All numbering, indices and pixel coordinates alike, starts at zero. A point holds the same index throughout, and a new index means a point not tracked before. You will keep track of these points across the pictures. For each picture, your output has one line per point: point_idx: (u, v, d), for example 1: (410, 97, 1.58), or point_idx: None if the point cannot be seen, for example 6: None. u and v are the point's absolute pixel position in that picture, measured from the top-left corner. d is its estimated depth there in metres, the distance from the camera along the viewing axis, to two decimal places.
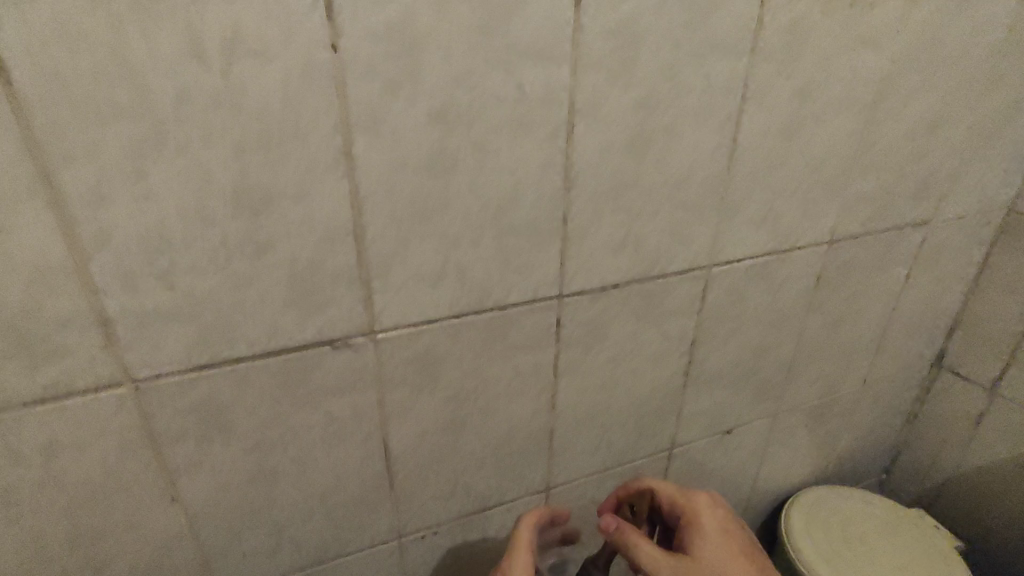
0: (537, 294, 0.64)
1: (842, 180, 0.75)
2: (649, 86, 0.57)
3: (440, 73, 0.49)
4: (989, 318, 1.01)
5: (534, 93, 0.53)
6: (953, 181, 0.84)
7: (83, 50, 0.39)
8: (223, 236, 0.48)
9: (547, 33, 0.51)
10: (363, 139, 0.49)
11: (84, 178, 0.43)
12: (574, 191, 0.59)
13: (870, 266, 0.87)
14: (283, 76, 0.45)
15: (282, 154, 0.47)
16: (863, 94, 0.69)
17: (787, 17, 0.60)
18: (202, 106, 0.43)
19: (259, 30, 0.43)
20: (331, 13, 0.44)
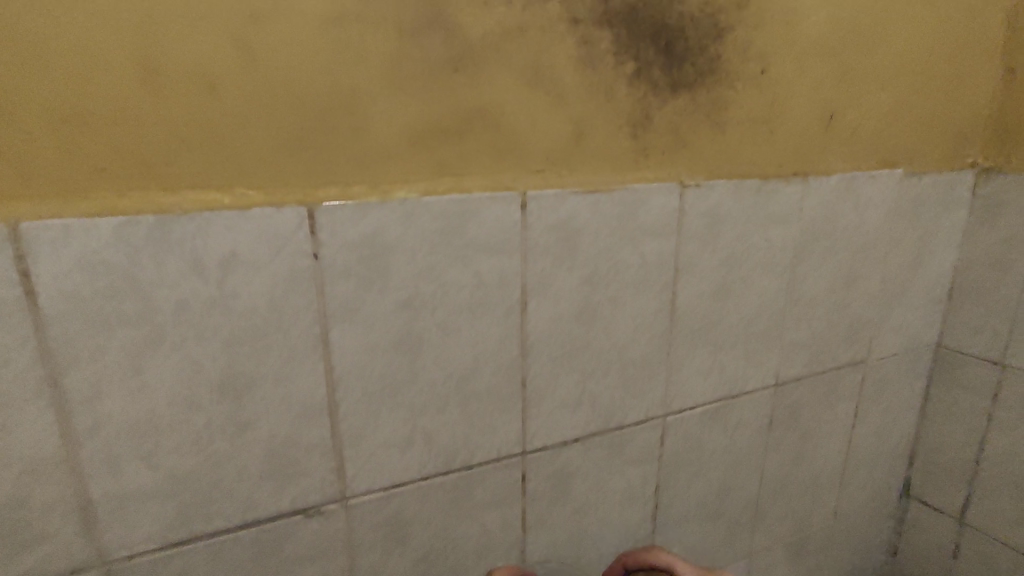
0: (501, 452, 0.68)
1: (776, 331, 0.83)
2: (590, 266, 0.66)
3: (407, 270, 0.57)
4: (942, 447, 1.06)
5: (490, 279, 0.61)
6: (879, 325, 0.93)
7: (101, 274, 0.47)
8: (206, 419, 0.53)
9: (498, 232, 0.60)
10: (338, 328, 0.56)
11: (85, 378, 0.48)
12: (530, 357, 0.66)
13: (818, 404, 0.93)
14: (271, 282, 0.52)
15: (265, 345, 0.53)
16: (781, 259, 0.79)
17: (705, 205, 0.71)
18: (198, 311, 0.50)
19: (252, 248, 0.51)
20: (314, 232, 0.53)
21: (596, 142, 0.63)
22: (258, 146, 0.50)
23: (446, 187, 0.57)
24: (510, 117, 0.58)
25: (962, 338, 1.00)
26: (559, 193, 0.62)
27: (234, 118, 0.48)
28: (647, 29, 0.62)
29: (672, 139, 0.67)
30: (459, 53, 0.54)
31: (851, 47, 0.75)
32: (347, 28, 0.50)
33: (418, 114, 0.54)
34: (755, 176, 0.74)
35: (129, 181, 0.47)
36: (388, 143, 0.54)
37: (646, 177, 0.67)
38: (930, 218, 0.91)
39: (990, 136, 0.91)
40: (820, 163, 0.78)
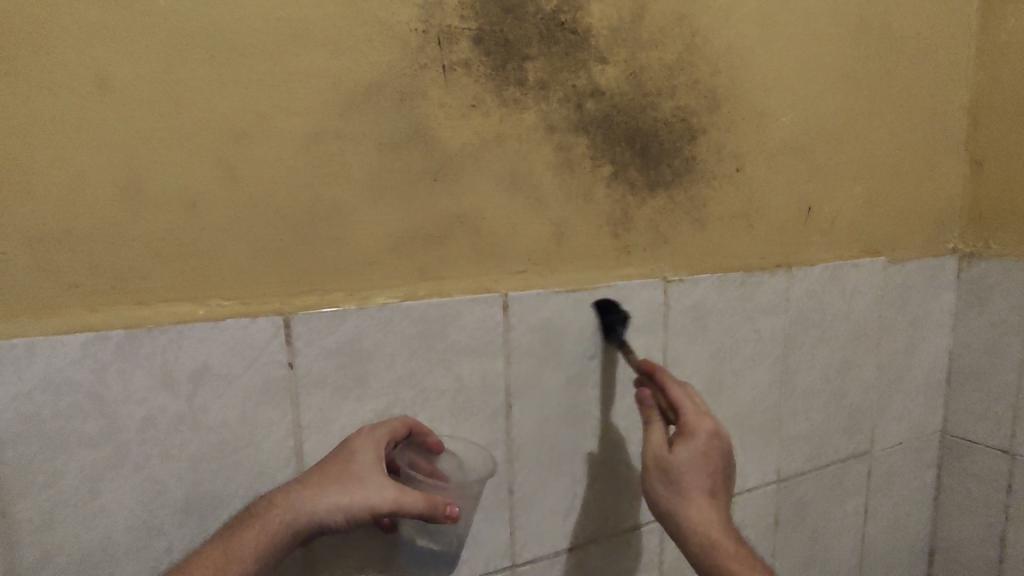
0: (487, 567, 0.63)
1: (773, 424, 0.80)
2: (576, 364, 0.65)
3: (387, 377, 0.56)
4: (963, 543, 0.99)
5: (472, 382, 0.59)
6: (879, 413, 0.91)
7: (64, 393, 0.45)
8: (167, 543, 0.49)
9: (480, 334, 0.59)
10: (313, 440, 0.53)
11: (38, 504, 0.45)
12: (516, 461, 0.63)
13: (824, 499, 0.88)
14: (243, 394, 0.51)
15: (235, 461, 0.51)
16: (772, 350, 0.78)
17: (690, 299, 0.71)
18: (165, 426, 0.48)
19: (226, 360, 0.50)
20: (290, 340, 0.52)
21: (577, 242, 0.64)
22: (235, 259, 0.50)
23: (426, 291, 0.57)
24: (490, 221, 0.59)
25: (967, 425, 0.97)
26: (541, 293, 0.62)
27: (213, 233, 0.49)
28: (622, 134, 0.65)
29: (653, 236, 0.68)
30: (438, 163, 0.56)
31: (821, 146, 0.79)
32: (329, 144, 0.52)
33: (398, 222, 0.55)
34: (738, 268, 0.74)
35: (101, 297, 0.46)
36: (368, 251, 0.54)
37: (629, 274, 0.67)
38: (918, 304, 0.91)
39: (967, 224, 0.93)
40: (801, 254, 0.79)
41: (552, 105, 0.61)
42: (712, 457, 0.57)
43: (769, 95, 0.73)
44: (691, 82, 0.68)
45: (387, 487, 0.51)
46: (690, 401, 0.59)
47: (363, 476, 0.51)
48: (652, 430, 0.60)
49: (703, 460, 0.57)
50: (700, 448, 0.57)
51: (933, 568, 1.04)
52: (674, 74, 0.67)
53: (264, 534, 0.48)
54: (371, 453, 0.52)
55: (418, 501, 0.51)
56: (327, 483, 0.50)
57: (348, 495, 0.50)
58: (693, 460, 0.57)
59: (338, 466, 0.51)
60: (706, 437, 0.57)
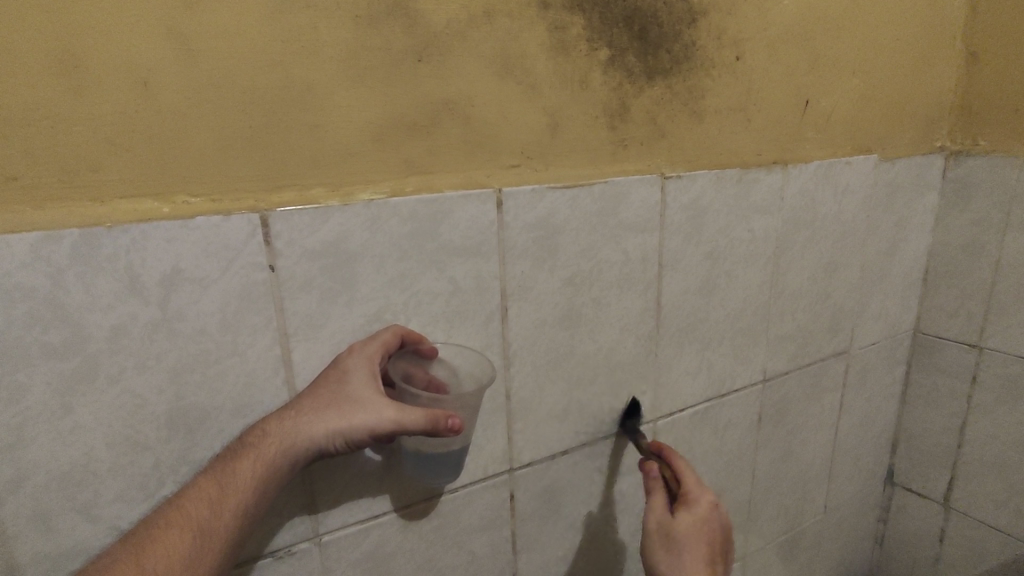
0: (486, 471, 0.63)
1: (762, 324, 0.81)
2: (573, 266, 0.62)
3: (375, 280, 0.52)
4: (925, 432, 1.05)
5: (467, 285, 0.56)
6: (860, 313, 0.92)
7: (17, 301, 0.40)
8: (154, 459, 0.47)
9: (474, 234, 0.55)
10: (301, 347, 0.50)
11: (3, 422, 0.41)
12: (513, 366, 0.61)
13: (805, 397, 0.91)
14: (222, 299, 0.46)
15: (218, 371, 0.47)
16: (764, 250, 0.77)
17: (686, 198, 0.68)
18: (137, 335, 0.44)
19: (199, 264, 0.45)
20: (269, 240, 0.47)
21: (572, 135, 0.59)
22: (202, 149, 0.44)
23: (415, 187, 0.52)
24: (481, 110, 0.54)
25: (939, 322, 1.00)
26: (535, 189, 0.58)
27: (169, 116, 0.42)
28: (620, 14, 0.59)
29: (651, 129, 0.64)
30: (422, 40, 0.50)
31: (822, 35, 0.74)
32: (298, 12, 0.45)
33: (381, 109, 0.49)
34: (735, 165, 0.71)
35: (48, 191, 0.40)
36: (350, 141, 0.49)
37: (626, 170, 0.63)
38: (904, 204, 0.91)
39: (957, 120, 0.91)
40: (797, 151, 0.77)
41: None
42: (709, 529, 0.60)
43: None
44: None
45: (385, 407, 0.49)
46: (691, 472, 0.64)
47: (359, 400, 0.48)
48: (653, 500, 0.64)
49: (703, 531, 0.60)
50: (699, 517, 0.61)
51: (896, 457, 1.11)
52: None
53: (260, 463, 0.46)
54: (365, 373, 0.49)
55: (419, 419, 0.49)
56: (322, 408, 0.48)
57: (343, 418, 0.48)
58: (694, 529, 0.60)
59: (331, 389, 0.49)
60: (705, 508, 0.61)
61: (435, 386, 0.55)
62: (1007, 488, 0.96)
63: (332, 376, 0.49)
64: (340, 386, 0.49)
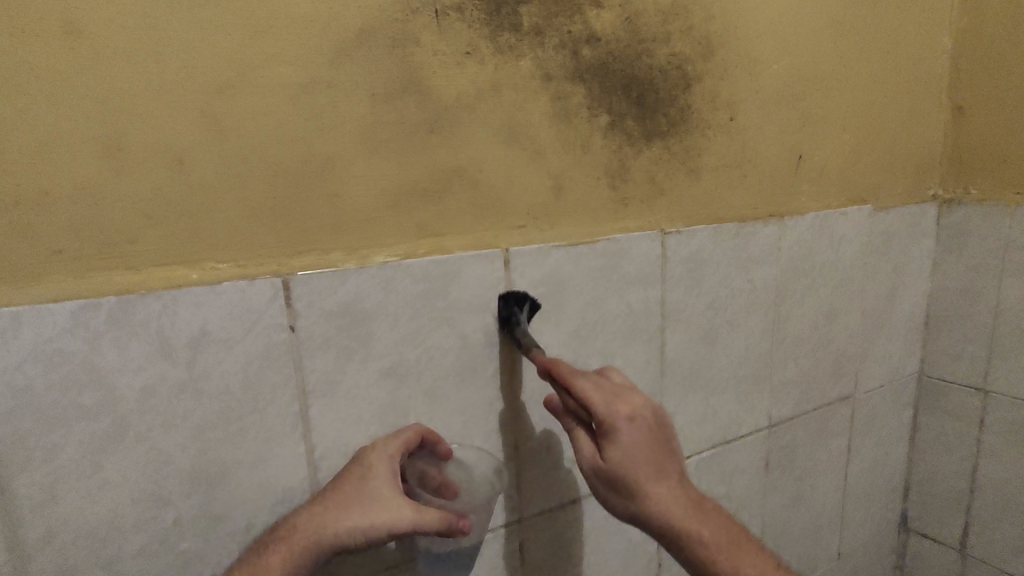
0: (496, 522, 0.64)
1: (765, 371, 0.82)
2: (578, 318, 0.64)
3: (389, 337, 0.54)
4: (936, 476, 1.05)
5: (476, 340, 0.59)
6: (862, 357, 0.94)
7: (56, 365, 0.43)
8: (176, 515, 0.48)
9: (483, 291, 0.58)
10: (319, 403, 0.52)
11: (38, 480, 0.43)
12: (521, 418, 0.63)
13: (812, 442, 0.91)
14: (244, 359, 0.49)
15: (239, 428, 0.49)
16: (764, 299, 0.79)
17: (686, 251, 0.71)
18: (165, 394, 0.46)
19: (224, 326, 0.48)
20: (290, 302, 0.50)
21: (576, 195, 0.63)
22: (229, 220, 0.47)
23: (427, 249, 0.56)
24: (488, 175, 0.57)
25: (944, 366, 1.01)
26: (541, 247, 0.61)
27: (202, 191, 0.46)
28: (618, 83, 0.63)
29: (650, 187, 0.67)
30: (434, 114, 0.54)
31: (811, 94, 0.78)
32: (321, 94, 0.49)
33: (395, 177, 0.53)
34: (732, 219, 0.74)
35: (89, 261, 0.44)
36: (365, 208, 0.52)
37: (627, 226, 0.66)
38: (900, 250, 0.93)
39: (948, 170, 0.95)
40: (792, 204, 0.80)
41: (548, 53, 0.58)
42: (642, 444, 0.52)
43: (764, 39, 0.72)
44: (687, 27, 0.66)
45: (405, 507, 0.51)
46: (596, 390, 0.53)
47: (379, 499, 0.50)
48: (579, 440, 0.55)
49: (637, 454, 0.52)
50: (627, 443, 0.52)
51: (908, 502, 1.10)
52: (670, 19, 0.64)
53: (289, 558, 0.47)
54: (386, 471, 0.52)
55: (435, 520, 0.51)
56: (345, 505, 0.49)
57: (366, 515, 0.49)
58: (628, 456, 0.52)
59: (354, 485, 0.50)
60: (626, 429, 0.52)
61: (448, 487, 0.57)
62: (1022, 534, 0.95)
63: (355, 472, 0.51)
64: (364, 482, 0.51)
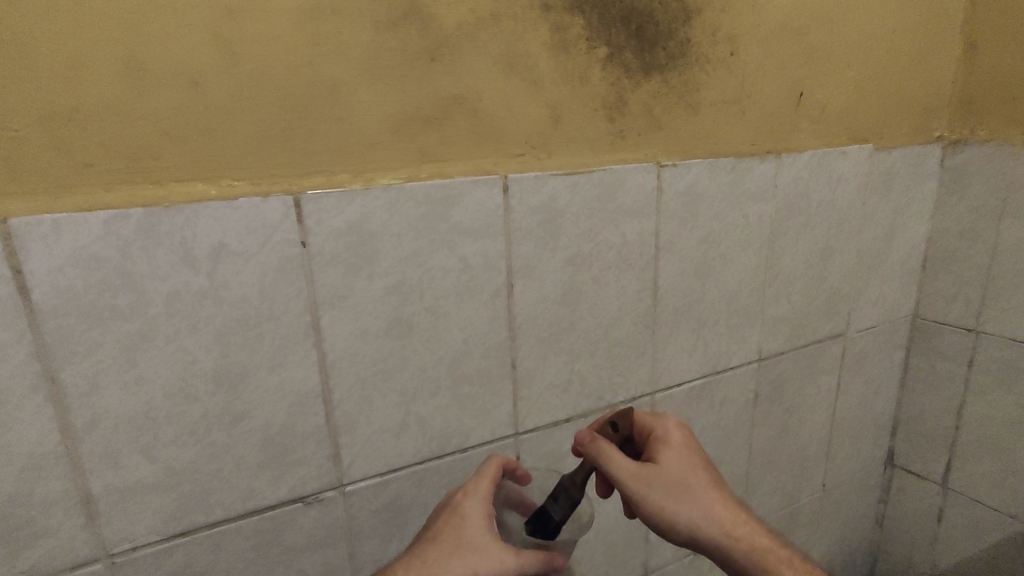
0: (495, 433, 0.69)
1: (757, 306, 0.85)
2: (574, 246, 0.68)
3: (393, 256, 0.58)
4: (924, 415, 1.09)
5: (476, 263, 0.62)
6: (856, 298, 0.96)
7: (94, 269, 0.47)
8: (203, 410, 0.53)
9: (482, 216, 0.61)
10: (329, 316, 0.57)
11: (82, 371, 0.48)
12: (518, 338, 0.67)
13: (802, 377, 0.95)
14: (260, 271, 0.53)
15: (258, 334, 0.54)
16: (759, 235, 0.81)
17: (682, 184, 0.73)
18: (190, 301, 0.51)
19: (240, 239, 0.52)
20: (301, 220, 0.54)
21: (574, 126, 0.65)
22: (241, 140, 0.51)
23: (428, 173, 0.59)
24: (488, 104, 0.60)
25: (938, 308, 1.03)
26: (538, 175, 0.63)
27: (217, 112, 0.49)
28: (618, 14, 0.64)
29: (647, 121, 0.69)
30: (435, 42, 0.56)
31: (817, 30, 0.78)
32: (326, 20, 0.51)
33: (398, 103, 0.56)
34: (729, 154, 0.76)
35: (117, 175, 0.47)
36: (370, 132, 0.55)
37: (624, 158, 0.69)
38: (900, 192, 0.94)
39: (954, 111, 0.94)
40: (791, 141, 0.81)
41: None
42: (666, 494, 0.62)
43: None
44: None
45: (504, 552, 0.57)
46: (621, 461, 0.62)
47: (480, 545, 0.57)
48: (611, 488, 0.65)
49: (663, 501, 0.62)
50: (651, 496, 0.61)
51: (896, 439, 1.14)
52: None
53: None
54: (481, 515, 0.60)
55: (533, 560, 0.57)
56: (446, 556, 0.56)
57: (468, 564, 0.56)
58: (658, 504, 0.61)
59: (454, 534, 0.58)
60: (646, 488, 0.61)
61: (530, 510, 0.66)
62: (1001, 469, 0.99)
63: (454, 516, 0.60)
64: (462, 526, 0.59)
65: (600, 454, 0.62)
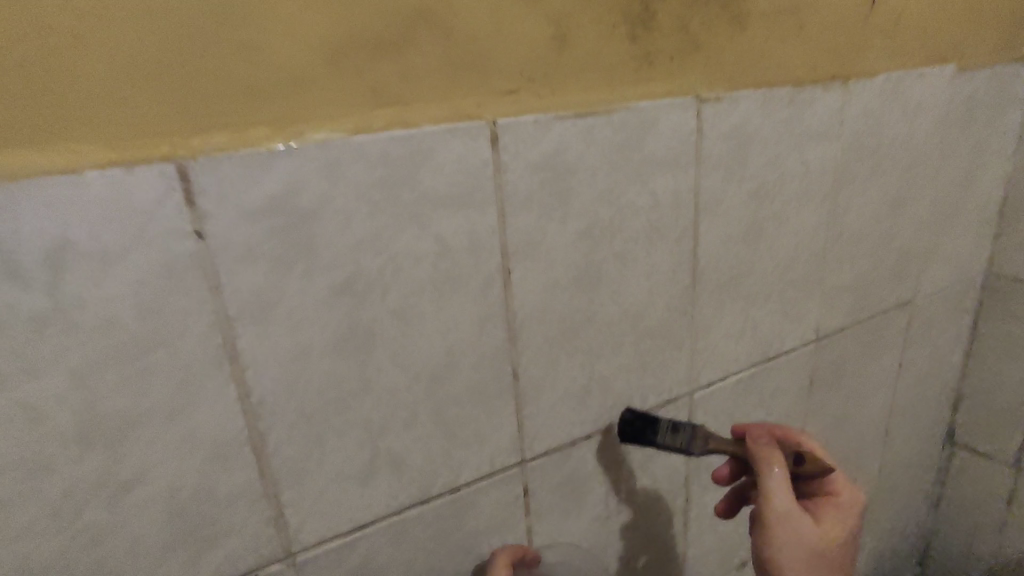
0: (494, 463, 0.53)
1: (815, 276, 0.68)
2: (590, 214, 0.50)
3: (340, 242, 0.41)
4: (995, 388, 0.94)
5: (457, 244, 0.45)
6: (926, 257, 0.79)
7: None
8: (65, 484, 0.37)
9: (462, 179, 0.44)
10: (250, 334, 0.40)
11: None
12: (520, 340, 0.51)
13: (863, 355, 0.79)
14: (132, 279, 0.36)
15: (142, 369, 0.37)
16: (820, 186, 0.64)
17: (727, 124, 0.55)
18: (21, 332, 0.34)
19: (97, 234, 0.34)
20: (191, 198, 0.36)
21: (585, 47, 0.47)
22: (88, 77, 0.32)
23: (385, 123, 0.41)
24: (465, 17, 0.41)
25: (1018, 263, 0.86)
26: (538, 118, 0.46)
27: (37, 34, 0.31)
28: None
29: (683, 38, 0.51)
30: None
31: None
32: None
33: (333, 18, 0.37)
34: (787, 82, 0.58)
35: None
36: (293, 63, 0.37)
37: (653, 92, 0.51)
38: (982, 125, 0.76)
39: None
40: (861, 62, 0.63)
41: None
42: (799, 557, 0.50)
43: None
44: None
45: None
46: (785, 490, 0.50)
47: None
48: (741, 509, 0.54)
49: (796, 561, 0.50)
50: (784, 549, 0.50)
51: (957, 414, 0.99)
52: None
53: None
54: None
55: None
56: None
57: None
58: (784, 560, 0.50)
59: None
60: (784, 536, 0.50)
61: None
62: None
63: None
64: None
65: (770, 469, 0.51)
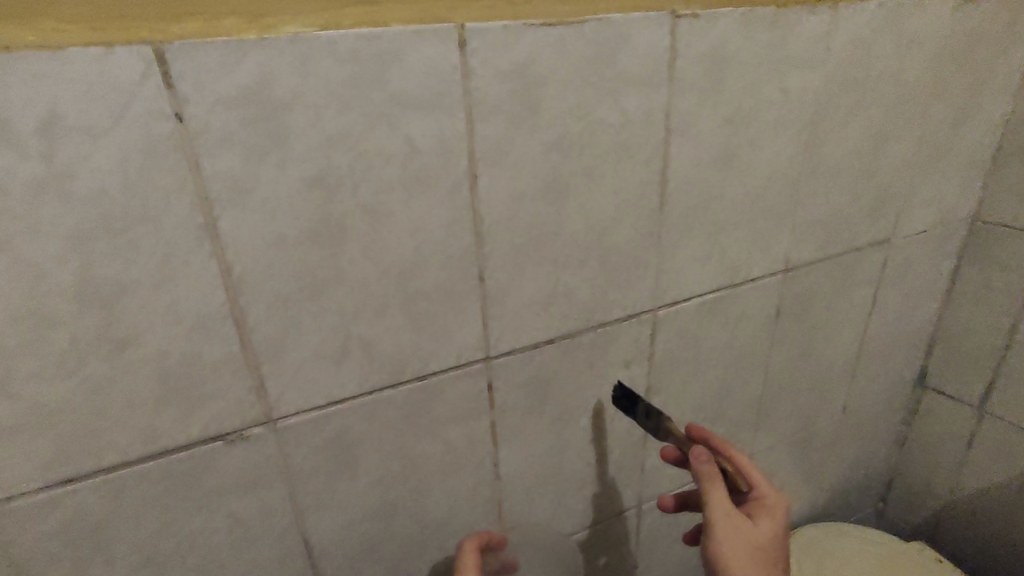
0: (460, 358, 0.57)
1: (788, 207, 0.70)
2: (559, 126, 0.52)
3: (311, 135, 0.44)
4: (968, 333, 0.96)
5: (427, 146, 0.48)
6: (908, 198, 0.80)
7: None
8: (70, 336, 0.42)
9: (432, 81, 0.46)
10: (229, 216, 0.43)
11: None
12: (487, 245, 0.53)
13: (833, 290, 0.81)
14: (119, 155, 0.39)
15: (131, 240, 0.41)
16: (799, 115, 0.65)
17: (705, 44, 0.55)
18: (20, 194, 0.37)
19: (83, 109, 0.37)
20: (171, 82, 0.39)
21: None
22: None
23: (354, 20, 0.42)
24: None
25: (1004, 209, 0.86)
26: (508, 26, 0.47)
27: None
28: None
29: None
30: None
31: None
32: None
33: None
34: (771, 4, 0.57)
35: None
36: None
37: (628, 5, 0.51)
38: (981, 64, 0.75)
39: None
40: None
41: None
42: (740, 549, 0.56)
43: None
44: None
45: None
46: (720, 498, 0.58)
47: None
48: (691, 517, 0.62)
49: (739, 553, 0.56)
50: (727, 546, 0.56)
51: (930, 357, 1.02)
52: None
53: None
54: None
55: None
56: None
57: None
58: (728, 552, 0.56)
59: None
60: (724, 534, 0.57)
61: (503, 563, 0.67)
62: None
63: None
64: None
65: (708, 481, 0.59)
